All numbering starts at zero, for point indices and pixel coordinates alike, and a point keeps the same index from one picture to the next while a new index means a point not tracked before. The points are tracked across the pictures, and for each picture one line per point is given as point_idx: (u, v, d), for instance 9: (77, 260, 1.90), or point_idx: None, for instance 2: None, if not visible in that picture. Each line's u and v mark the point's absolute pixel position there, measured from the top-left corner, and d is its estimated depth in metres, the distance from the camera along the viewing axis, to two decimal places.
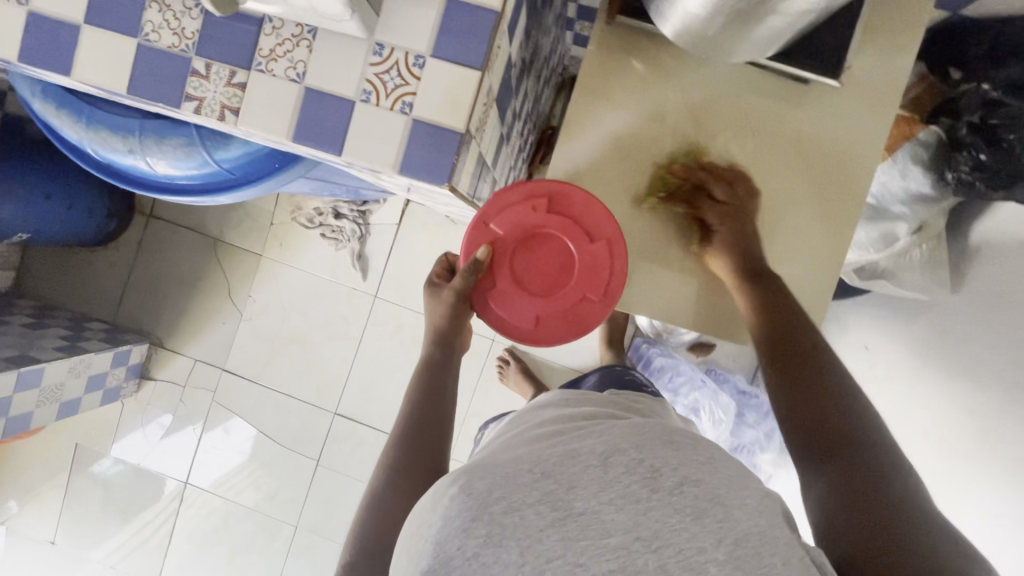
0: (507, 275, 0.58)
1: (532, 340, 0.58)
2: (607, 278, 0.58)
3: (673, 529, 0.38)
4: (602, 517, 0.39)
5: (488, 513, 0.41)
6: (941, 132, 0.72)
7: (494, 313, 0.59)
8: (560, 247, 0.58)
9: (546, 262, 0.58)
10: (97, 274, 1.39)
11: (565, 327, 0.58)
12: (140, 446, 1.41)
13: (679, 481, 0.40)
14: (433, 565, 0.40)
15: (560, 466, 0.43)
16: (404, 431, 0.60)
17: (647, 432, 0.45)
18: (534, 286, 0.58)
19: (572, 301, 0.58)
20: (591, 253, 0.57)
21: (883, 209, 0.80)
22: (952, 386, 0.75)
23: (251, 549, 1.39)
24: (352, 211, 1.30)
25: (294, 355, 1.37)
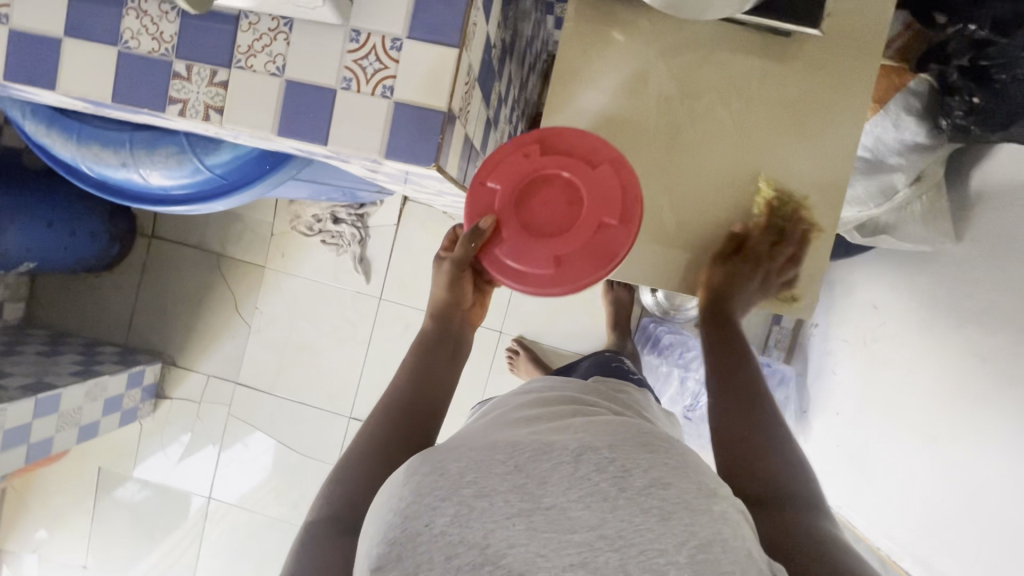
0: (513, 227, 0.52)
1: (555, 287, 0.51)
2: (623, 199, 0.51)
3: (637, 530, 0.37)
4: (569, 514, 0.38)
5: (457, 494, 0.40)
6: (932, 79, 0.71)
7: (511, 267, 0.53)
8: (563, 184, 0.51)
9: (551, 200, 0.51)
10: (106, 299, 1.41)
11: (590, 262, 0.50)
12: (162, 466, 1.43)
13: (648, 483, 0.39)
14: (399, 537, 0.39)
15: (533, 461, 0.41)
16: (391, 400, 0.60)
17: (622, 433, 0.45)
18: (544, 229, 0.51)
19: (589, 232, 0.50)
20: (598, 179, 0.51)
21: (878, 161, 0.77)
22: (965, 334, 0.74)
23: (279, 558, 1.40)
24: (350, 216, 1.31)
25: (306, 363, 1.38)
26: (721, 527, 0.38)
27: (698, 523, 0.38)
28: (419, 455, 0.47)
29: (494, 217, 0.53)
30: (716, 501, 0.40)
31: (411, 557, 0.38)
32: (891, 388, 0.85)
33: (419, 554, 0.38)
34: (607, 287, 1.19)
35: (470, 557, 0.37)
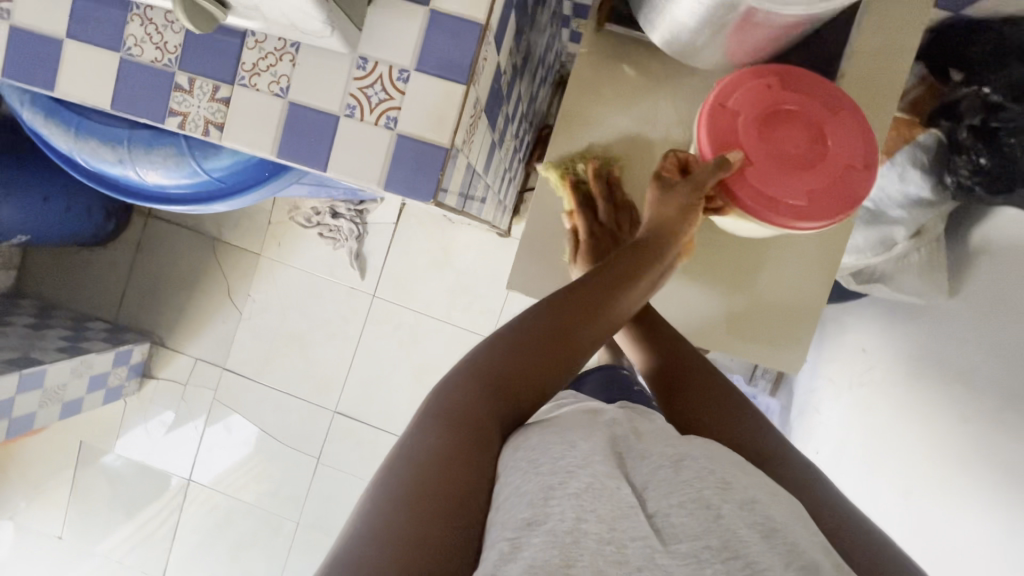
0: (757, 154, 0.53)
1: (804, 219, 0.52)
2: (865, 143, 0.52)
3: (740, 540, 0.37)
4: (672, 521, 0.39)
5: (596, 467, 0.41)
6: (941, 135, 0.71)
7: (757, 192, 0.53)
8: (804, 121, 0.53)
9: (797, 135, 0.52)
10: (97, 273, 1.40)
11: (837, 201, 0.52)
12: (143, 443, 1.43)
13: (751, 498, 0.40)
14: (535, 493, 0.40)
15: (640, 464, 0.44)
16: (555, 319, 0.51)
17: (721, 451, 0.46)
18: (792, 162, 0.52)
19: (835, 170, 0.52)
20: (839, 122, 0.52)
21: (881, 212, 0.78)
22: (949, 393, 0.74)
23: (254, 545, 1.41)
24: (349, 211, 1.31)
25: (294, 354, 1.38)
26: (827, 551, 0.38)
27: (801, 540, 0.38)
28: (540, 427, 0.48)
29: (741, 145, 0.53)
30: (811, 527, 0.41)
31: (542, 508, 0.39)
32: (871, 434, 0.86)
33: (550, 507, 0.39)
34: None
35: (600, 530, 0.37)
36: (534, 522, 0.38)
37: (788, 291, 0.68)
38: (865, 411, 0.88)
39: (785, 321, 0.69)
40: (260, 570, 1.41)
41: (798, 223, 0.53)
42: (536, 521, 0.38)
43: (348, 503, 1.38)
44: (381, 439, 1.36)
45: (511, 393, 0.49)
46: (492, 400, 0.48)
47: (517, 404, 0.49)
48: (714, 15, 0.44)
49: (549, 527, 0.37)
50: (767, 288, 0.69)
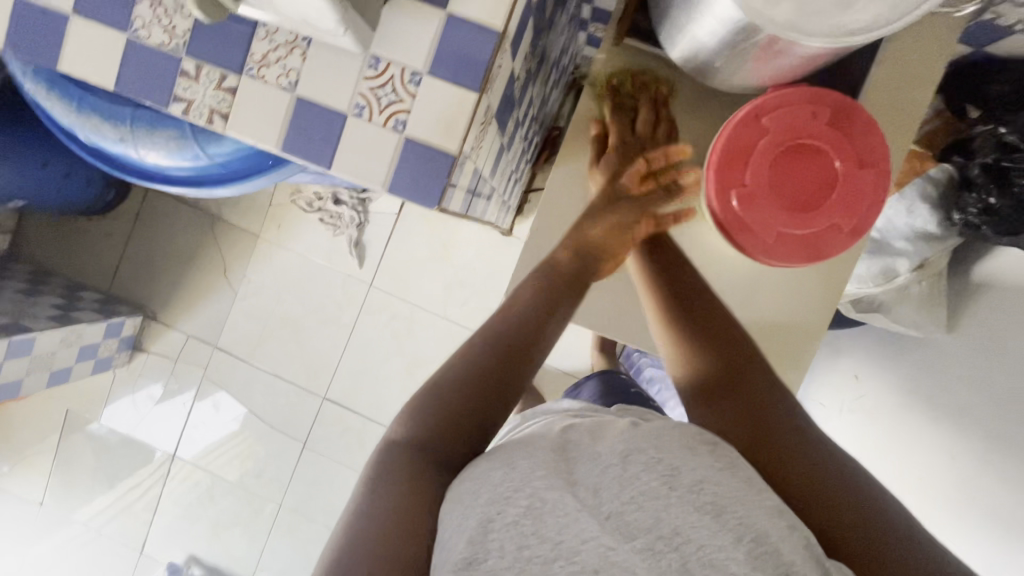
0: (758, 178, 0.46)
1: (763, 256, 0.47)
2: (868, 213, 0.46)
3: (692, 526, 0.40)
4: (626, 518, 0.41)
5: (529, 486, 0.43)
6: (953, 171, 0.72)
7: (734, 215, 0.47)
8: (824, 164, 0.46)
9: (806, 176, 0.46)
10: (93, 242, 1.38)
11: (799, 257, 0.47)
12: (130, 416, 1.42)
13: (698, 480, 0.42)
14: (473, 526, 0.41)
15: (583, 466, 0.45)
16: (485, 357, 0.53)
17: (669, 430, 0.47)
18: (786, 199, 0.46)
19: (822, 222, 0.46)
20: (858, 183, 0.46)
21: (884, 243, 0.77)
22: (939, 428, 0.75)
23: (235, 524, 1.42)
24: (352, 198, 1.29)
25: (287, 338, 1.37)
26: (777, 521, 0.41)
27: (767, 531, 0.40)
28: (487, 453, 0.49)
29: (748, 160, 0.46)
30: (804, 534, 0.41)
31: (482, 543, 0.40)
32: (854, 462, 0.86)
33: (489, 542, 0.40)
34: None
35: (542, 551, 0.39)
36: (475, 561, 0.39)
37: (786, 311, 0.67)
38: (853, 436, 0.88)
39: (791, 339, 0.67)
40: (240, 548, 1.42)
41: (760, 257, 0.47)
42: (476, 560, 0.39)
43: (332, 489, 1.38)
44: (369, 428, 1.36)
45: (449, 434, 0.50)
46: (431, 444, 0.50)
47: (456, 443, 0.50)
48: (738, 38, 0.43)
49: (489, 565, 0.39)
50: (766, 306, 0.67)
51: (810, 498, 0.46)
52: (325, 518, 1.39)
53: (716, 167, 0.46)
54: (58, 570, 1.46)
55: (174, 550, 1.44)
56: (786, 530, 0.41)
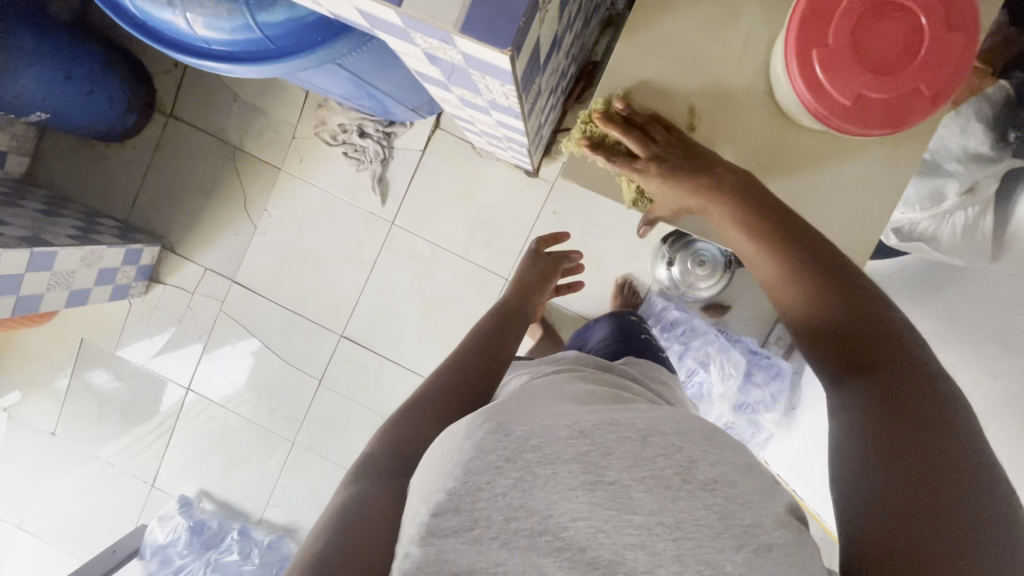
0: (842, 39, 0.44)
1: (842, 122, 0.46)
2: (952, 77, 0.45)
3: (696, 524, 0.39)
4: (632, 493, 0.40)
5: (522, 458, 0.43)
6: (1011, 88, 0.71)
7: (812, 78, 0.45)
8: (910, 24, 0.44)
9: (891, 36, 0.44)
10: (112, 170, 1.37)
11: (875, 123, 0.46)
12: (146, 350, 1.41)
13: (712, 478, 0.41)
14: (460, 489, 0.42)
15: (599, 429, 0.43)
16: (455, 356, 0.74)
17: (691, 424, 0.45)
18: (869, 61, 0.44)
19: (903, 85, 0.45)
20: (945, 45, 0.44)
21: (936, 164, 0.78)
22: (979, 351, 0.72)
23: (247, 461, 1.42)
24: (377, 132, 1.28)
25: (306, 274, 1.36)
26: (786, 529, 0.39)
27: (760, 519, 0.39)
28: (484, 410, 0.49)
29: (834, 19, 0.44)
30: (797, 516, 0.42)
31: (469, 511, 0.41)
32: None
33: (478, 511, 0.41)
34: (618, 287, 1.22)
35: (527, 525, 0.41)
36: (464, 529, 0.41)
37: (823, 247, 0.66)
38: None
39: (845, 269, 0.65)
40: (251, 485, 1.43)
41: (835, 122, 0.46)
42: (464, 528, 0.41)
43: (346, 427, 1.38)
44: (385, 366, 1.36)
45: (449, 400, 0.67)
46: (433, 408, 0.66)
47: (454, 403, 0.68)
48: None
49: (477, 532, 0.41)
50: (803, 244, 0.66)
51: (929, 469, 0.38)
52: (338, 456, 1.39)
53: (795, 32, 0.45)
54: (69, 506, 1.46)
55: (185, 485, 1.44)
56: (798, 543, 0.39)
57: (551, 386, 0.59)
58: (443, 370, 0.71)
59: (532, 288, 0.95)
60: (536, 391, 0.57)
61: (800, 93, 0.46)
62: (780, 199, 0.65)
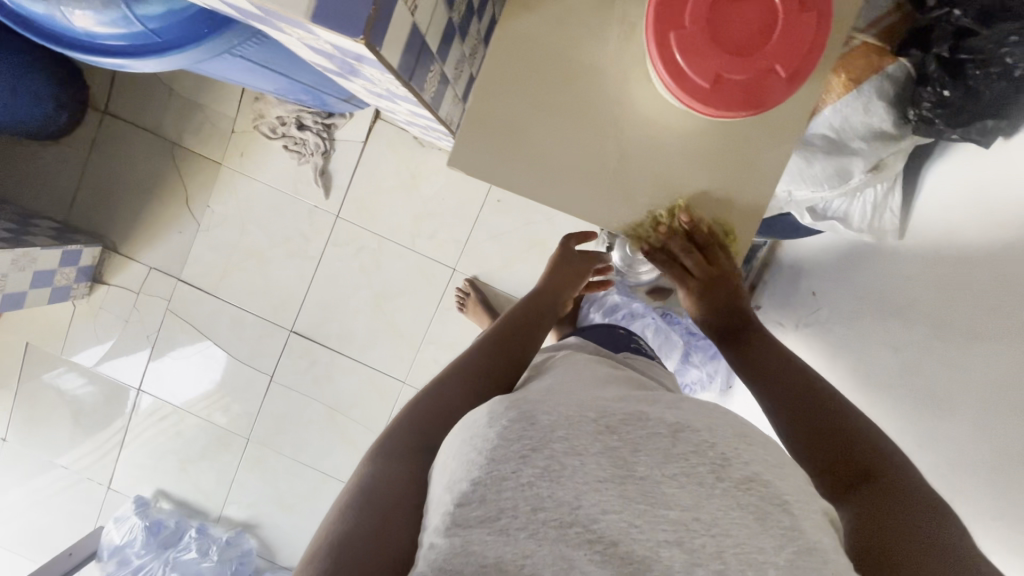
0: (700, 22, 0.44)
1: (701, 103, 0.46)
2: (807, 55, 0.45)
3: (733, 523, 0.38)
4: (665, 490, 0.39)
5: (549, 448, 0.41)
6: (910, 66, 0.70)
7: (675, 64, 0.45)
8: (762, 6, 0.44)
9: (744, 18, 0.44)
10: (48, 169, 1.33)
11: (738, 104, 0.46)
12: (94, 351, 1.40)
13: (747, 478, 0.40)
14: (484, 479, 0.41)
15: (625, 425, 0.42)
16: (489, 338, 0.69)
17: (717, 417, 0.44)
18: (727, 42, 0.45)
19: (762, 65, 0.45)
20: (798, 24, 0.44)
21: (842, 143, 0.76)
22: (885, 326, 0.73)
23: (202, 459, 1.42)
24: (316, 124, 1.26)
25: (251, 270, 1.35)
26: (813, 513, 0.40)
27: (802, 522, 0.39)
28: (507, 398, 0.48)
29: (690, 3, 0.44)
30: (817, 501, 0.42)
31: (495, 501, 0.40)
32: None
33: (503, 500, 0.40)
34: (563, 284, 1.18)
35: (558, 515, 0.39)
36: (489, 519, 0.40)
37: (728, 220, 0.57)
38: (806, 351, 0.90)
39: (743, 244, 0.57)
40: (210, 483, 1.43)
41: (699, 106, 0.46)
42: (491, 518, 0.40)
43: (301, 421, 1.38)
44: (338, 360, 1.35)
45: (482, 387, 0.62)
46: (467, 392, 0.61)
47: (488, 390, 0.63)
48: None
49: (502, 524, 0.39)
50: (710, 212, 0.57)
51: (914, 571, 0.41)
52: (294, 450, 1.39)
53: (653, 12, 0.45)
54: (28, 517, 1.45)
55: (142, 485, 1.44)
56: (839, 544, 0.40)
57: (570, 371, 0.58)
58: (465, 367, 0.64)
59: (558, 286, 0.84)
60: (569, 372, 0.58)
61: (662, 76, 0.46)
62: (693, 160, 0.56)
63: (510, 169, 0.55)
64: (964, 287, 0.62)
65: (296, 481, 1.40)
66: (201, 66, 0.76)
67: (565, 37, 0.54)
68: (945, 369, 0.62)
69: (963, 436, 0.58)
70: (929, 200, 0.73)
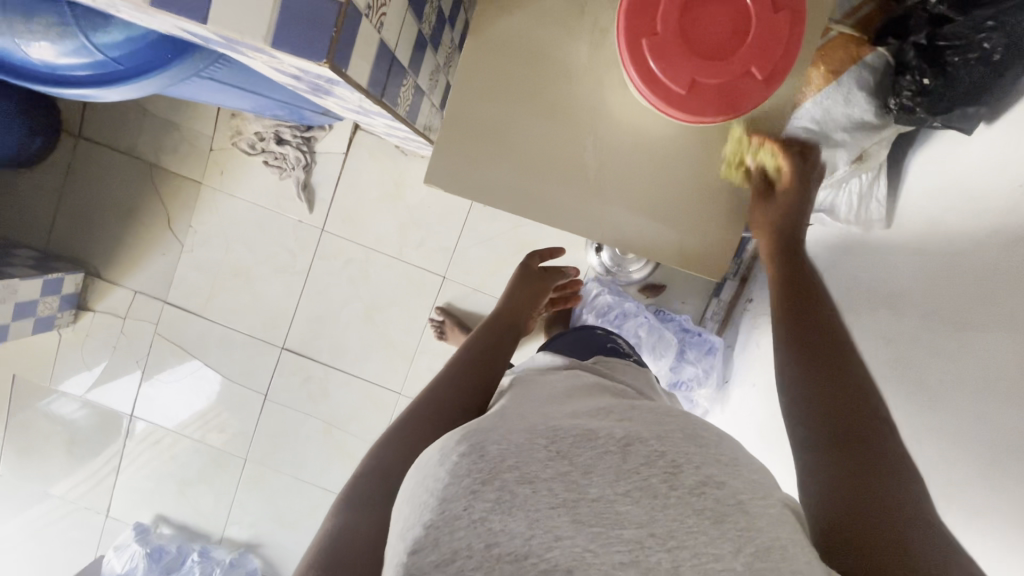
0: (672, 27, 0.43)
1: (677, 109, 0.45)
2: (783, 55, 0.44)
3: (689, 532, 0.38)
4: (616, 508, 0.39)
5: (500, 479, 0.39)
6: (889, 55, 0.71)
7: (647, 70, 0.44)
8: (734, 8, 0.43)
9: (716, 22, 0.43)
10: (23, 198, 1.31)
11: (715, 108, 0.45)
12: (83, 380, 1.37)
13: (700, 482, 0.41)
14: (438, 521, 0.38)
15: (577, 447, 0.42)
16: (456, 365, 0.70)
17: (669, 425, 0.46)
18: (700, 46, 0.44)
19: (737, 68, 0.44)
20: (771, 24, 0.43)
21: (825, 135, 0.74)
22: (876, 314, 0.73)
23: (200, 481, 1.41)
24: (295, 138, 1.24)
25: (238, 289, 1.33)
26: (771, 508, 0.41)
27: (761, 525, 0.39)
28: (460, 431, 0.46)
29: (662, 8, 0.43)
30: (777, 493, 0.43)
31: (449, 543, 0.37)
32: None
33: (456, 541, 0.37)
34: None
35: (513, 547, 0.36)
36: (444, 563, 0.36)
37: (708, 225, 0.57)
38: None
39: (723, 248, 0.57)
40: (209, 505, 1.41)
41: (675, 113, 0.45)
42: (445, 561, 0.36)
43: (298, 438, 1.37)
44: (332, 374, 1.34)
45: (448, 408, 0.63)
46: (431, 416, 0.61)
47: (453, 411, 0.62)
48: None
49: (457, 566, 0.36)
50: (689, 218, 0.56)
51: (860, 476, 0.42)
52: (292, 468, 1.38)
53: (625, 18, 0.44)
54: (24, 548, 1.43)
55: (141, 512, 1.42)
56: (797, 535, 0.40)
57: (531, 391, 0.58)
58: (423, 405, 0.63)
59: (521, 302, 0.89)
60: (526, 393, 0.58)
61: (636, 84, 0.45)
62: (670, 167, 0.55)
63: (486, 179, 0.54)
64: (960, 271, 0.61)
65: (295, 498, 1.39)
66: (171, 89, 0.74)
67: (535, 49, 0.53)
68: (934, 358, 0.62)
69: (955, 426, 0.58)
70: (915, 183, 0.72)
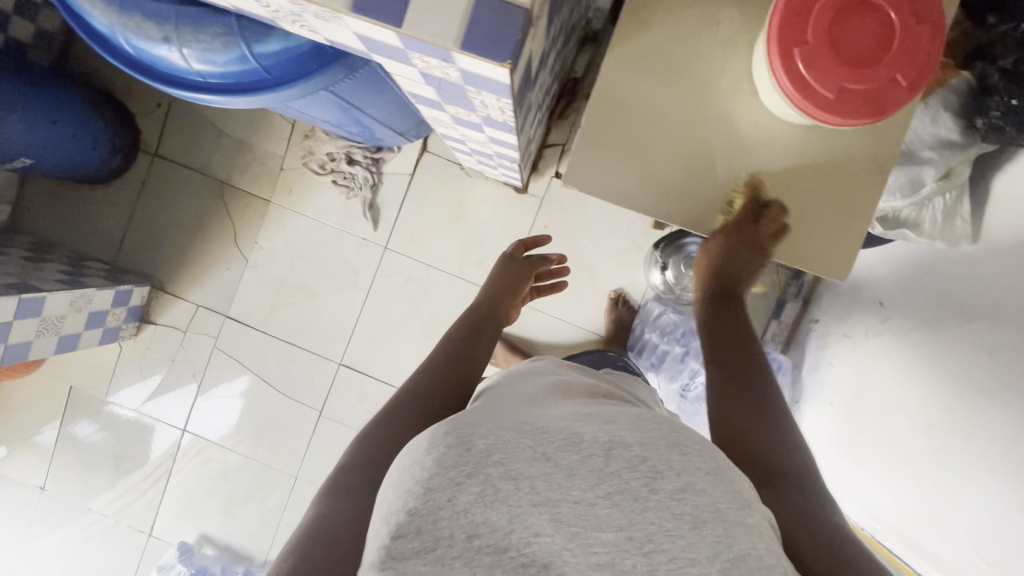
0: (826, 36, 0.46)
1: (825, 112, 0.48)
2: (926, 63, 0.47)
3: (667, 536, 0.39)
4: (597, 511, 0.40)
5: (483, 473, 0.42)
6: (972, 78, 0.73)
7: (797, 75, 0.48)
8: (881, 20, 0.47)
9: (866, 32, 0.46)
10: (94, 213, 1.35)
11: (862, 110, 0.48)
12: (138, 393, 1.38)
13: (681, 488, 0.41)
14: (421, 509, 0.41)
15: (563, 451, 0.43)
16: (433, 359, 0.71)
17: (653, 432, 0.45)
18: (851, 53, 0.47)
19: (884, 74, 0.47)
20: (916, 35, 0.47)
21: (912, 153, 0.80)
22: (970, 325, 0.74)
23: (248, 499, 1.38)
24: (365, 158, 1.29)
25: (300, 304, 1.35)
26: (749, 514, 0.42)
27: (737, 536, 0.40)
28: (449, 422, 0.49)
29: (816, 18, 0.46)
30: (759, 510, 0.44)
31: (431, 532, 0.40)
32: (872, 411, 0.89)
33: (439, 530, 0.40)
34: (612, 303, 1.25)
35: (494, 541, 0.39)
36: (426, 550, 0.39)
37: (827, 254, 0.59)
38: (881, 357, 0.89)
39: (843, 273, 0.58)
40: (254, 525, 1.38)
41: (823, 116, 0.48)
42: (426, 549, 0.39)
43: None
44: (385, 391, 1.34)
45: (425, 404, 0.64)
46: (406, 410, 0.63)
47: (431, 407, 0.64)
48: None
49: (439, 554, 0.39)
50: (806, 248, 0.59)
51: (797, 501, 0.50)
52: None
53: (778, 29, 0.47)
54: (60, 567, 1.40)
55: (185, 531, 1.39)
56: (760, 538, 0.40)
57: (518, 388, 0.59)
58: (408, 392, 0.65)
59: (503, 293, 0.87)
60: (502, 394, 0.57)
61: (786, 87, 0.49)
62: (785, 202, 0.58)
63: None
64: None
65: None
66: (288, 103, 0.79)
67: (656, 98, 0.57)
68: None
69: None
70: (1002, 200, 0.75)
